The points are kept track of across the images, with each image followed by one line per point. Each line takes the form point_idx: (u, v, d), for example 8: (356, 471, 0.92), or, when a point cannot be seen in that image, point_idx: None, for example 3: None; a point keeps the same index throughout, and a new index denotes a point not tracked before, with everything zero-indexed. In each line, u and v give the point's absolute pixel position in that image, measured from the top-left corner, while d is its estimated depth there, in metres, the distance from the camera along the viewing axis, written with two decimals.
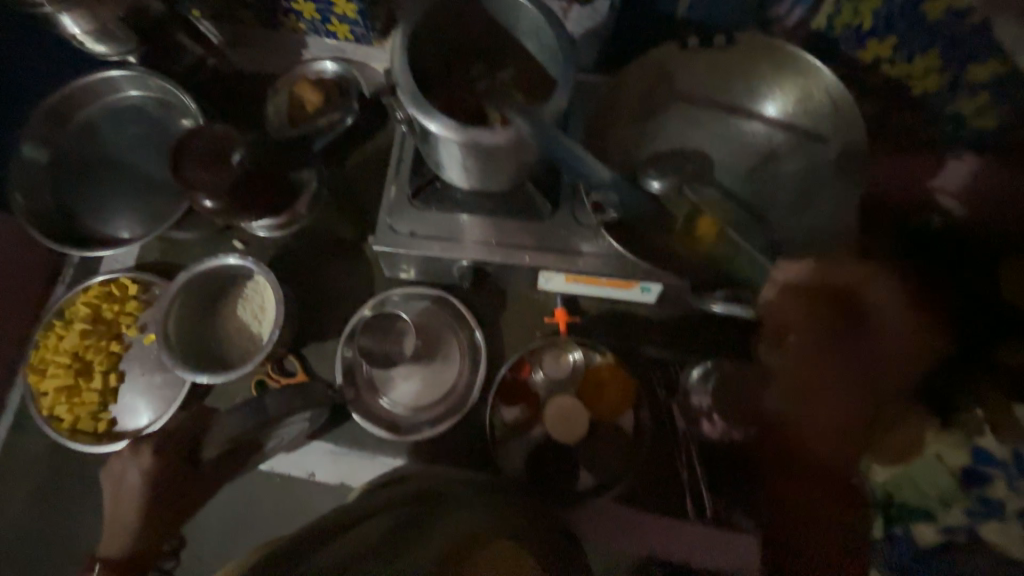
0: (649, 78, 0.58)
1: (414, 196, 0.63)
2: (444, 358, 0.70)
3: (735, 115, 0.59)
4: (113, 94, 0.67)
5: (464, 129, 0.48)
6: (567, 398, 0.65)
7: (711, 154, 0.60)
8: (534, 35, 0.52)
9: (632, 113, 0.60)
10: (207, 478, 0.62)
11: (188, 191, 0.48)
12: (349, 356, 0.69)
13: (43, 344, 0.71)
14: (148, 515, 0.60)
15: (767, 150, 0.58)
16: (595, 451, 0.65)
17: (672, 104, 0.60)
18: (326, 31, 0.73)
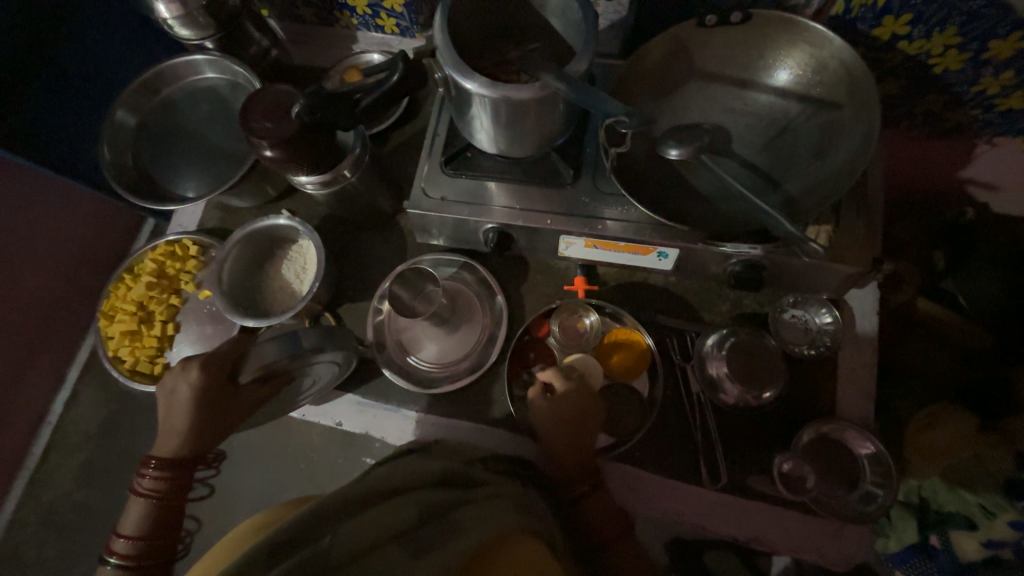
0: (670, 57, 0.63)
1: (449, 166, 0.69)
2: (468, 321, 0.74)
3: (751, 88, 0.62)
4: (192, 76, 0.77)
5: (496, 85, 0.52)
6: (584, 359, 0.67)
7: (728, 125, 0.62)
8: (560, 12, 0.57)
9: (651, 90, 0.64)
10: (241, 401, 0.62)
11: (253, 139, 0.55)
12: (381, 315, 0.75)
13: (115, 294, 0.80)
14: (191, 423, 0.60)
15: (783, 120, 0.61)
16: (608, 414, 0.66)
17: (692, 79, 0.63)
18: (375, 25, 0.82)
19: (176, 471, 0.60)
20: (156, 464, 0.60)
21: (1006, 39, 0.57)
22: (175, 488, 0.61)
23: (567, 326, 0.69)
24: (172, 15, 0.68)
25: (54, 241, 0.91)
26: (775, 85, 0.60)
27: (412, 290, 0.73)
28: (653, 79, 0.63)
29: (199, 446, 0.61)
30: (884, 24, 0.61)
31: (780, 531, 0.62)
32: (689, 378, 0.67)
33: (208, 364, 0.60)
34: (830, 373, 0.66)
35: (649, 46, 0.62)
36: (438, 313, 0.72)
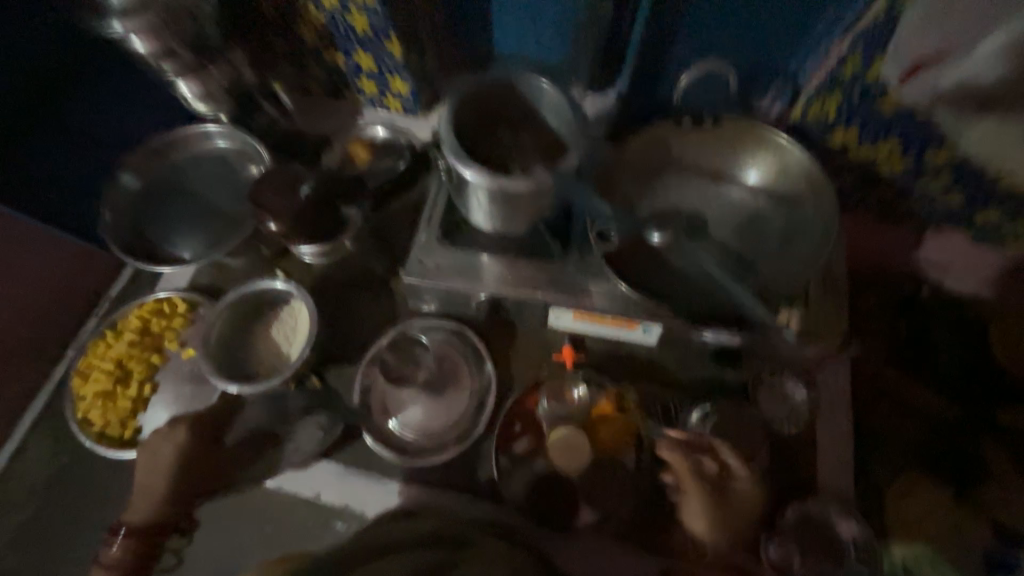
0: (650, 149, 0.69)
1: (445, 237, 0.72)
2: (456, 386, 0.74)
3: (724, 181, 0.68)
4: (203, 143, 0.81)
5: (495, 176, 0.57)
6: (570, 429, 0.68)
7: (705, 214, 0.68)
8: (554, 111, 0.64)
9: (635, 176, 0.69)
10: None
11: (262, 213, 0.58)
12: (367, 380, 0.74)
13: (94, 351, 0.77)
14: None
15: (754, 211, 0.66)
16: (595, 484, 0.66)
17: (671, 170, 0.70)
18: (381, 103, 0.88)
19: (149, 539, 0.67)
20: (126, 532, 0.67)
21: (941, 150, 0.64)
22: (143, 554, 0.67)
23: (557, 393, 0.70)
24: (193, 94, 0.73)
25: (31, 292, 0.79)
26: (745, 181, 0.67)
27: (404, 354, 0.75)
28: (635, 166, 0.69)
29: (167, 513, 0.69)
30: (836, 131, 0.69)
31: None
32: None
33: None
34: (809, 447, 0.68)
35: (633, 140, 0.68)
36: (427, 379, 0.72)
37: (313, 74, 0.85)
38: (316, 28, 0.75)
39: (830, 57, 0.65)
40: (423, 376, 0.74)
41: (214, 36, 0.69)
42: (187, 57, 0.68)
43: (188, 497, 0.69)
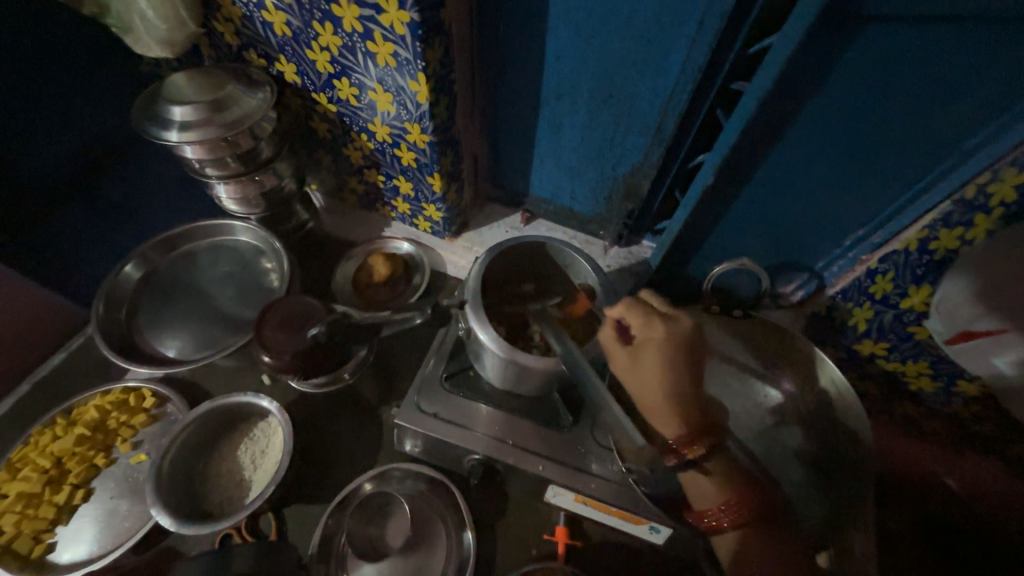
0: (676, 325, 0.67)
1: (448, 381, 0.68)
2: (429, 556, 0.64)
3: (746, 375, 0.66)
4: (225, 236, 0.80)
5: (511, 347, 0.55)
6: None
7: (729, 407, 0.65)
8: (582, 281, 0.63)
9: None
10: None
11: (260, 348, 0.54)
12: (330, 530, 0.65)
13: (35, 440, 0.69)
14: None
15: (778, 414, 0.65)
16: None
17: None
18: (411, 221, 0.89)
19: None
20: None
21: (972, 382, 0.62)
22: None
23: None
24: (229, 197, 0.75)
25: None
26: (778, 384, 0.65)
27: (371, 513, 0.67)
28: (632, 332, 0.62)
29: None
30: (865, 342, 0.70)
31: None
32: None
33: None
34: None
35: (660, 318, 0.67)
36: (402, 543, 0.64)
37: (352, 186, 0.87)
38: (363, 153, 0.78)
39: (860, 269, 0.67)
40: (395, 541, 0.65)
41: (265, 150, 0.71)
42: (236, 166, 0.70)
43: None
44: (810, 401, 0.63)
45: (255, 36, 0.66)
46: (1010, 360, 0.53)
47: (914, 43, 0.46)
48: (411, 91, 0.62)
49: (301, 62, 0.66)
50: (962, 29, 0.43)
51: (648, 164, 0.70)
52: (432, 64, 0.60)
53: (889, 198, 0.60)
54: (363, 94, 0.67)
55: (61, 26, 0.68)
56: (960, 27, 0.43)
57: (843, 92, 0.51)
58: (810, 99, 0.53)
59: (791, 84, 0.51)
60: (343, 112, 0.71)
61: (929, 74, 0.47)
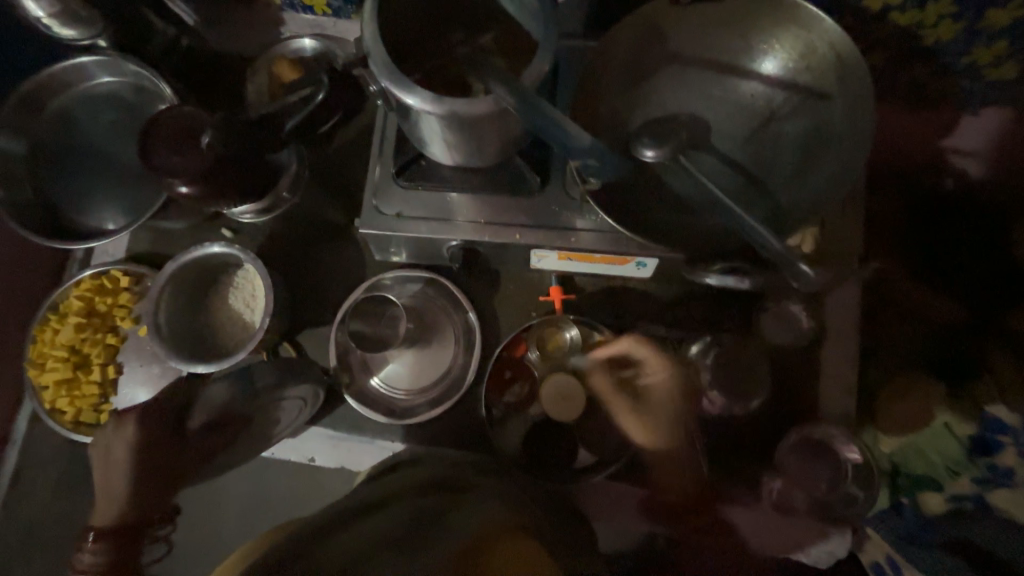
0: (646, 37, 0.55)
1: (400, 176, 0.61)
2: (440, 340, 0.69)
3: (735, 79, 0.56)
4: (90, 82, 0.66)
5: (443, 100, 0.46)
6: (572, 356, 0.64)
7: (707, 120, 0.57)
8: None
9: (623, 81, 0.56)
10: (191, 441, 0.58)
11: (164, 177, 0.48)
12: (343, 342, 0.68)
13: (41, 338, 0.71)
14: (139, 457, 0.58)
15: (768, 112, 0.55)
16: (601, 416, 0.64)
17: (659, 69, 0.57)
18: (300, 5, 0.68)
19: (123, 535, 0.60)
20: (97, 535, 0.59)
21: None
22: (121, 558, 0.60)
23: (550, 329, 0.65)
24: (48, 13, 0.59)
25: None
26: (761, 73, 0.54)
27: (371, 314, 0.65)
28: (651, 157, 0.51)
29: (142, 513, 0.61)
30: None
31: (754, 527, 0.63)
32: (676, 387, 0.62)
33: (146, 419, 0.59)
34: (812, 372, 0.65)
35: (619, 32, 0.54)
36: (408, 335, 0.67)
37: None
38: None
39: None
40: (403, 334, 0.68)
41: None
42: None
43: (152, 502, 0.60)
44: (815, 79, 0.52)
45: None
46: None
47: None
48: None
49: None
50: None
51: None
52: None
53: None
54: None
55: None
56: None
57: None
58: None
59: None
60: None
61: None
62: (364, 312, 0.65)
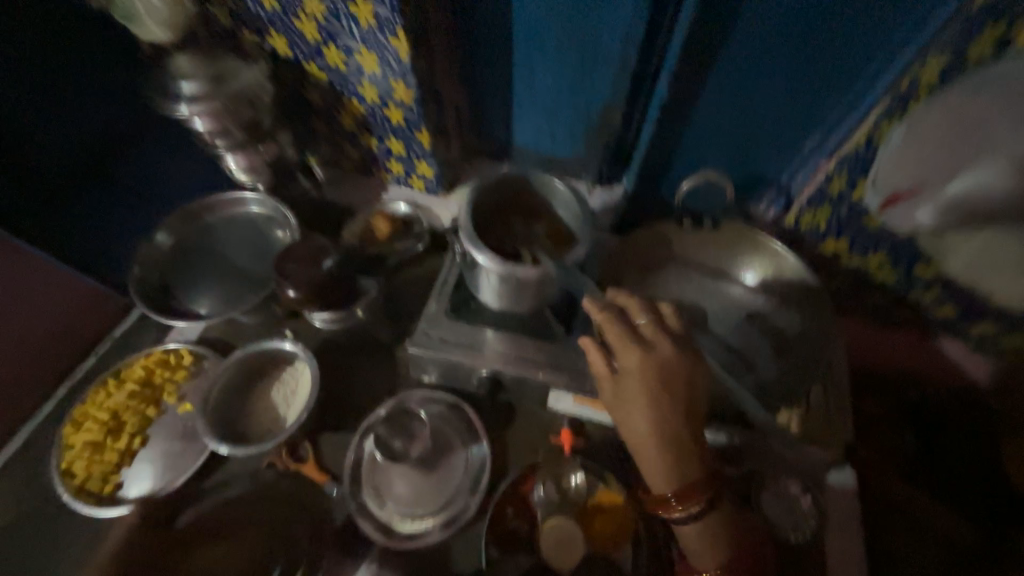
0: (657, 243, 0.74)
1: (451, 311, 0.74)
2: (449, 468, 0.71)
3: (726, 282, 0.72)
4: (237, 207, 0.87)
5: (506, 262, 0.62)
6: (646, 404, 0.57)
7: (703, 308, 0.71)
8: (565, 205, 0.69)
9: (640, 269, 0.73)
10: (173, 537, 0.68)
11: (283, 282, 0.61)
12: (358, 452, 0.72)
13: (93, 398, 0.77)
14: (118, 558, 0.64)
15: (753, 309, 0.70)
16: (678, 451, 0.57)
17: (667, 265, 0.74)
18: (406, 182, 0.96)
19: None
20: None
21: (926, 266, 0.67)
22: None
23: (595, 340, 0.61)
24: (237, 165, 0.81)
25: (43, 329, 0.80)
26: (744, 282, 0.71)
27: (399, 427, 0.73)
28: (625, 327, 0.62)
29: None
30: (829, 241, 0.75)
31: None
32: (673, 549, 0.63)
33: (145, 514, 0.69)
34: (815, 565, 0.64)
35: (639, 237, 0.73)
36: (421, 455, 0.70)
37: (348, 152, 0.93)
38: (356, 116, 0.84)
39: (820, 175, 0.73)
40: (417, 453, 0.71)
41: (267, 120, 0.77)
42: (240, 136, 0.76)
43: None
44: (787, 293, 0.68)
45: (245, 11, 0.72)
46: (936, 212, 0.52)
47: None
48: (393, 47, 0.69)
49: (291, 32, 0.73)
50: None
51: (617, 96, 0.75)
52: (408, 20, 0.66)
53: (832, 99, 0.66)
54: (350, 58, 0.73)
55: (72, 23, 0.75)
56: None
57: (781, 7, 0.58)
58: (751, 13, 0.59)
59: None
60: (333, 78, 0.78)
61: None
62: (391, 421, 0.73)
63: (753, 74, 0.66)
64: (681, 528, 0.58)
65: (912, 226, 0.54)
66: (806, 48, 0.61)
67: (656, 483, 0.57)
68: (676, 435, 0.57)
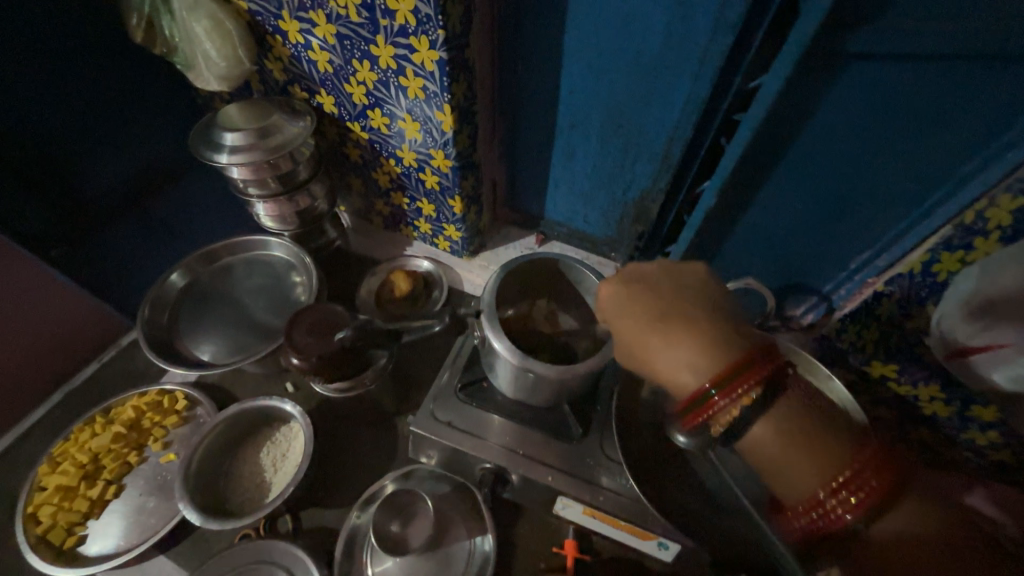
0: None
1: (461, 391, 0.70)
2: (449, 557, 0.65)
3: None
4: (260, 251, 0.86)
5: (525, 354, 0.57)
6: (634, 294, 0.50)
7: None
8: (593, 296, 0.64)
9: None
10: None
11: (290, 350, 0.59)
12: (355, 527, 0.66)
13: (75, 437, 0.73)
14: None
15: None
16: (707, 325, 0.47)
17: None
18: (431, 241, 0.94)
19: None
20: None
21: (986, 407, 0.59)
22: None
23: (621, 283, 0.52)
24: (267, 214, 0.81)
25: (42, 342, 0.79)
26: None
27: (398, 508, 0.66)
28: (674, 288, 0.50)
29: None
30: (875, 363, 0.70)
31: None
32: None
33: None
34: None
35: None
36: (422, 544, 0.63)
37: (377, 206, 0.92)
38: (391, 176, 0.84)
39: (867, 292, 0.69)
40: (417, 541, 0.64)
41: (303, 172, 0.78)
42: (275, 186, 0.77)
43: None
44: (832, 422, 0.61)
45: (300, 71, 0.73)
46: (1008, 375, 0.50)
47: (894, 83, 0.50)
48: (437, 121, 0.68)
49: (339, 94, 0.74)
50: (940, 68, 0.47)
51: (656, 188, 0.74)
52: (457, 99, 0.66)
53: (888, 224, 0.62)
54: (393, 123, 0.73)
55: (135, 65, 0.78)
56: (946, 66, 0.47)
57: (840, 132, 0.56)
58: (809, 134, 0.57)
59: (789, 110, 0.55)
60: (374, 139, 0.78)
61: (914, 112, 0.51)
62: (390, 503, 0.66)
63: (802, 188, 0.63)
64: (748, 432, 0.45)
65: (1019, 386, 0.50)
66: (864, 173, 0.58)
67: (684, 378, 0.45)
68: (707, 331, 0.46)
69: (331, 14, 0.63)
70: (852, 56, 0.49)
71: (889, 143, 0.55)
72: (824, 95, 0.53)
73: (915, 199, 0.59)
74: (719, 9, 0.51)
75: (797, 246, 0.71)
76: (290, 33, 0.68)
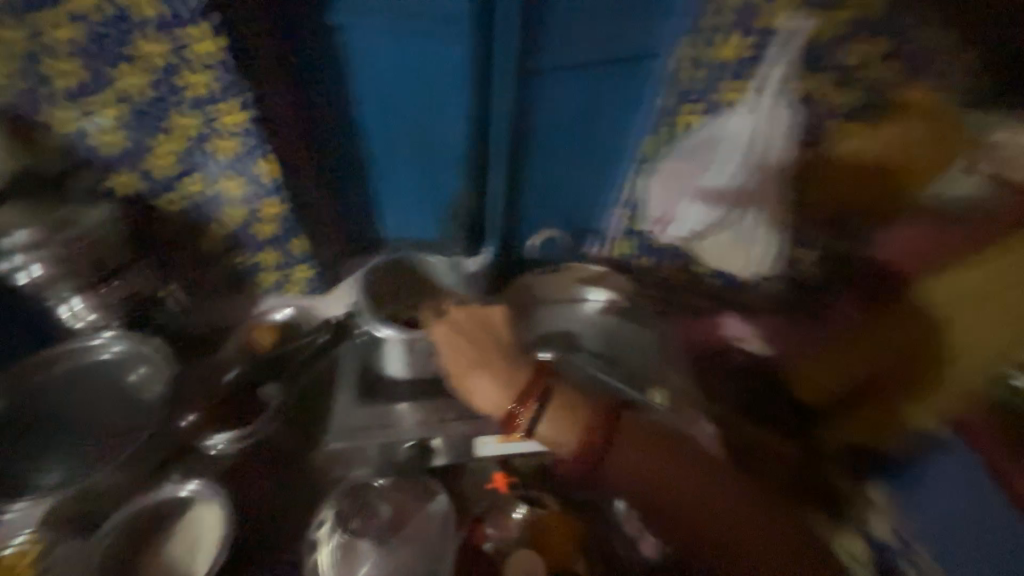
0: (518, 296, 0.90)
1: (363, 395, 0.79)
2: (416, 530, 0.70)
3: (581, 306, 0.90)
4: (86, 356, 0.77)
5: (404, 329, 0.73)
6: (454, 342, 0.70)
7: (566, 329, 0.90)
8: (441, 276, 0.85)
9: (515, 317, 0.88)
10: None
11: (183, 408, 0.72)
12: (317, 551, 0.67)
13: None
14: None
15: (606, 323, 0.90)
16: (493, 347, 0.69)
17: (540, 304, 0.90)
18: (282, 290, 0.96)
19: None
20: None
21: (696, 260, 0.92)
22: None
23: (445, 332, 0.71)
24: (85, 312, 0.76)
25: None
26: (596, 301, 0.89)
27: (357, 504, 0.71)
28: (470, 326, 0.72)
29: None
30: (640, 261, 1.02)
31: None
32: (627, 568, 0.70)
33: None
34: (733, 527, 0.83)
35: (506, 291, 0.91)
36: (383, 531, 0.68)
37: (213, 273, 0.88)
38: (219, 238, 0.85)
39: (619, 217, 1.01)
40: (378, 530, 0.69)
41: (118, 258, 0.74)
42: (89, 277, 0.72)
43: None
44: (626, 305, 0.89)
45: (80, 158, 0.71)
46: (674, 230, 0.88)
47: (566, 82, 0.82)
48: (258, 171, 0.76)
49: (138, 171, 0.74)
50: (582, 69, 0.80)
51: (462, 185, 0.94)
52: (273, 148, 0.75)
53: (615, 166, 0.94)
54: (210, 186, 0.77)
55: None
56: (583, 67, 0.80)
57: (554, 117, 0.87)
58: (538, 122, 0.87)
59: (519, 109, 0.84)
60: (192, 205, 0.80)
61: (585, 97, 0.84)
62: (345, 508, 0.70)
63: (550, 158, 0.92)
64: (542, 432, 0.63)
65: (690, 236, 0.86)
66: (583, 136, 0.90)
67: (491, 404, 0.66)
68: (496, 360, 0.68)
69: (116, 97, 0.66)
70: (541, 67, 0.80)
71: (580, 116, 0.88)
72: (537, 93, 0.84)
73: (618, 146, 0.91)
74: (461, 50, 0.76)
75: (572, 198, 0.99)
76: (64, 123, 0.68)
